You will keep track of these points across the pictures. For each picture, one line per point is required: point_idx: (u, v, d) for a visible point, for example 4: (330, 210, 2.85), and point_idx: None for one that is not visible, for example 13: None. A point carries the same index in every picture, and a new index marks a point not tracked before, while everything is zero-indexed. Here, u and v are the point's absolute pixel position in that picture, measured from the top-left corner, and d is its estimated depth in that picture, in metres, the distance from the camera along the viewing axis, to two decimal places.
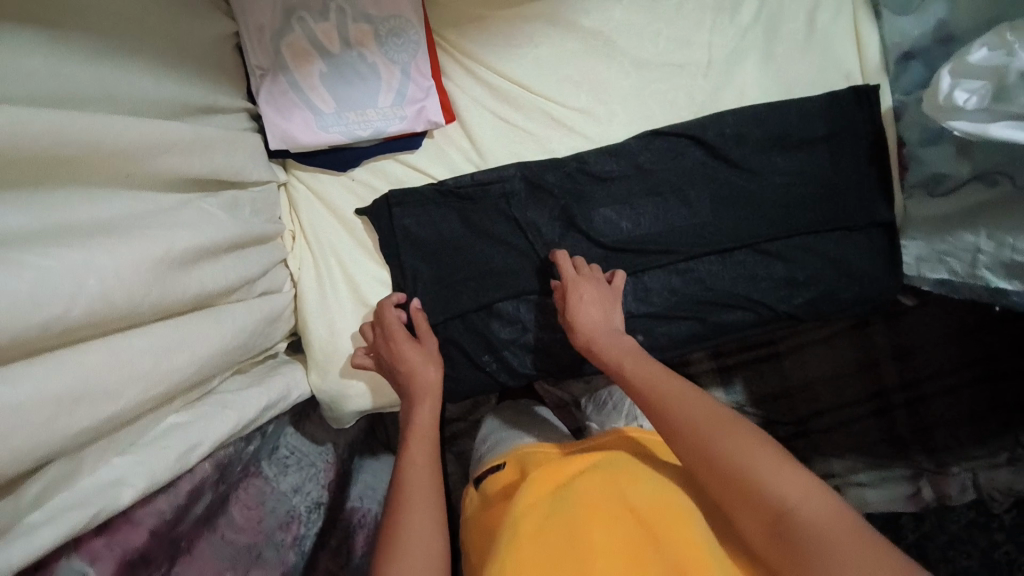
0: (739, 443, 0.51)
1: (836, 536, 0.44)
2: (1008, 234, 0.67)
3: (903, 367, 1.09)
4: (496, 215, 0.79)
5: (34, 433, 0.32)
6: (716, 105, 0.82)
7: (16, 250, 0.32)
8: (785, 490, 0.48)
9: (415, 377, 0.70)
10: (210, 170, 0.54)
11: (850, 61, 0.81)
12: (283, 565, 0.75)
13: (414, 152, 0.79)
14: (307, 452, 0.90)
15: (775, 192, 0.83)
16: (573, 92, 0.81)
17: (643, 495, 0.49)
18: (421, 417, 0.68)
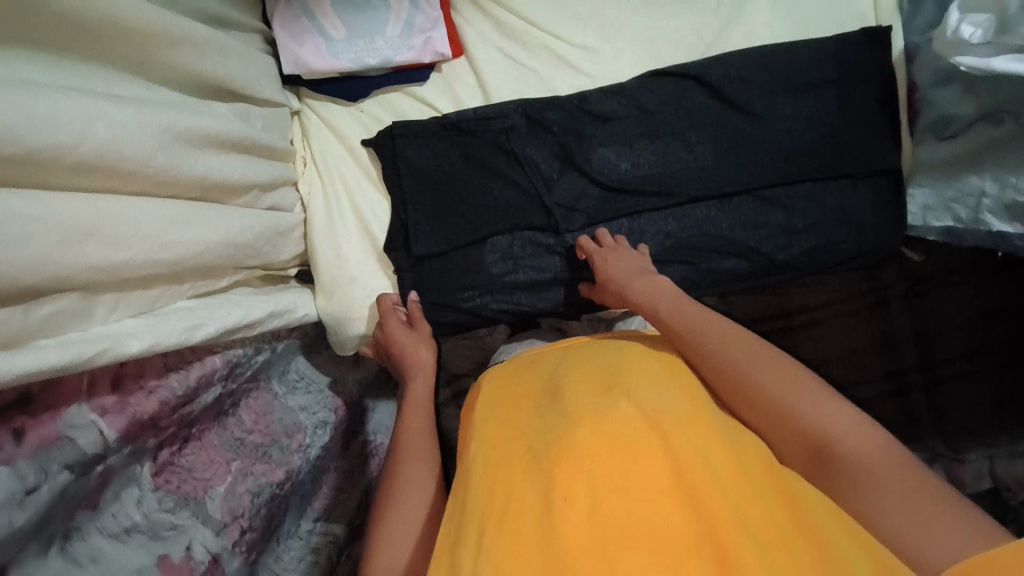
0: (777, 379, 0.57)
1: (877, 462, 0.50)
2: (1011, 173, 0.67)
3: None
4: (496, 151, 0.82)
5: (43, 250, 0.37)
6: (724, 46, 0.82)
7: (41, 86, 0.37)
8: (829, 423, 0.53)
9: (408, 360, 0.82)
10: (219, 74, 0.59)
11: (864, 4, 0.81)
12: (288, 467, 0.79)
13: (423, 84, 0.82)
14: (317, 378, 0.95)
15: (780, 137, 0.83)
16: (580, 30, 0.82)
17: (647, 411, 0.51)
18: (415, 393, 0.80)
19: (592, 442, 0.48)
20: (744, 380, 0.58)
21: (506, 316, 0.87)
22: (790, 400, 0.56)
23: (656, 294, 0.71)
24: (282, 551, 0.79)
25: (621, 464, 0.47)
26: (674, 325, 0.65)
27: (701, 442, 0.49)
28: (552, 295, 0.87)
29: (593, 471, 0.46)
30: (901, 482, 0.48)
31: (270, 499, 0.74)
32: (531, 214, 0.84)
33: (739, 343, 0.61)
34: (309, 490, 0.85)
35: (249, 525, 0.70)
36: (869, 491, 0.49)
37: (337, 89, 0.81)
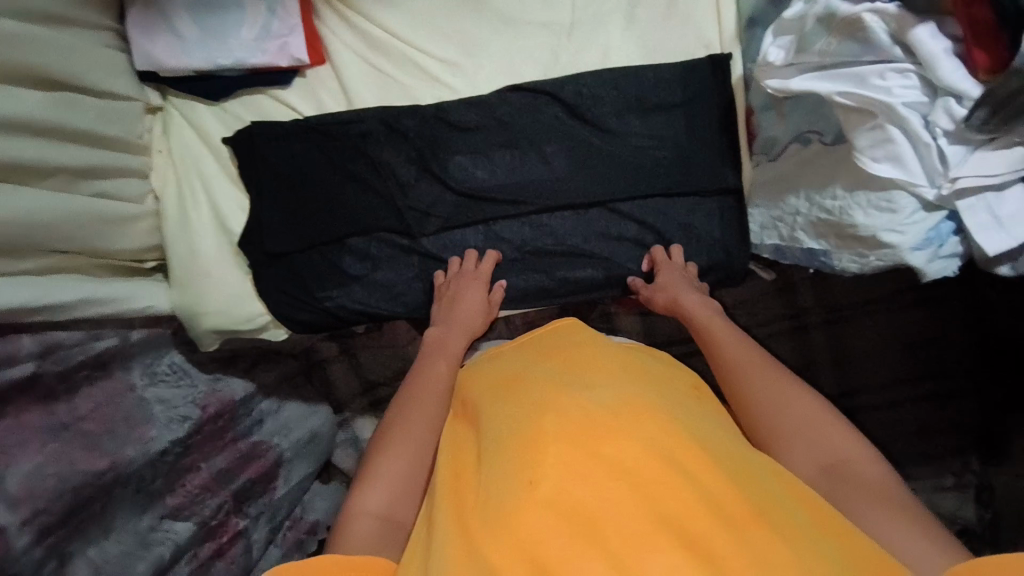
0: (797, 397, 0.67)
1: (870, 480, 0.60)
2: (816, 192, 0.65)
3: (840, 375, 1.11)
4: (355, 154, 0.84)
5: None
6: (580, 63, 0.85)
7: None
8: (834, 444, 0.63)
9: (456, 315, 0.83)
10: (34, 65, 0.65)
11: (710, 29, 0.83)
12: (116, 458, 0.78)
13: (287, 89, 0.84)
14: (191, 373, 0.95)
15: (633, 154, 0.85)
16: (441, 42, 0.84)
17: (611, 418, 0.58)
18: (455, 342, 0.81)
19: (564, 432, 0.56)
20: (771, 395, 0.68)
21: (360, 317, 0.88)
22: (800, 417, 0.65)
23: (700, 307, 0.80)
24: (107, 543, 0.76)
25: (590, 448, 0.55)
26: (712, 345, 0.76)
27: (661, 429, 0.57)
28: (406, 296, 0.88)
29: (560, 454, 0.54)
30: (883, 495, 0.58)
31: (80, 487, 0.73)
32: (387, 219, 0.85)
33: (766, 363, 0.71)
34: (157, 485, 0.84)
35: (41, 509, 0.68)
36: (862, 502, 0.58)
37: (198, 89, 0.82)
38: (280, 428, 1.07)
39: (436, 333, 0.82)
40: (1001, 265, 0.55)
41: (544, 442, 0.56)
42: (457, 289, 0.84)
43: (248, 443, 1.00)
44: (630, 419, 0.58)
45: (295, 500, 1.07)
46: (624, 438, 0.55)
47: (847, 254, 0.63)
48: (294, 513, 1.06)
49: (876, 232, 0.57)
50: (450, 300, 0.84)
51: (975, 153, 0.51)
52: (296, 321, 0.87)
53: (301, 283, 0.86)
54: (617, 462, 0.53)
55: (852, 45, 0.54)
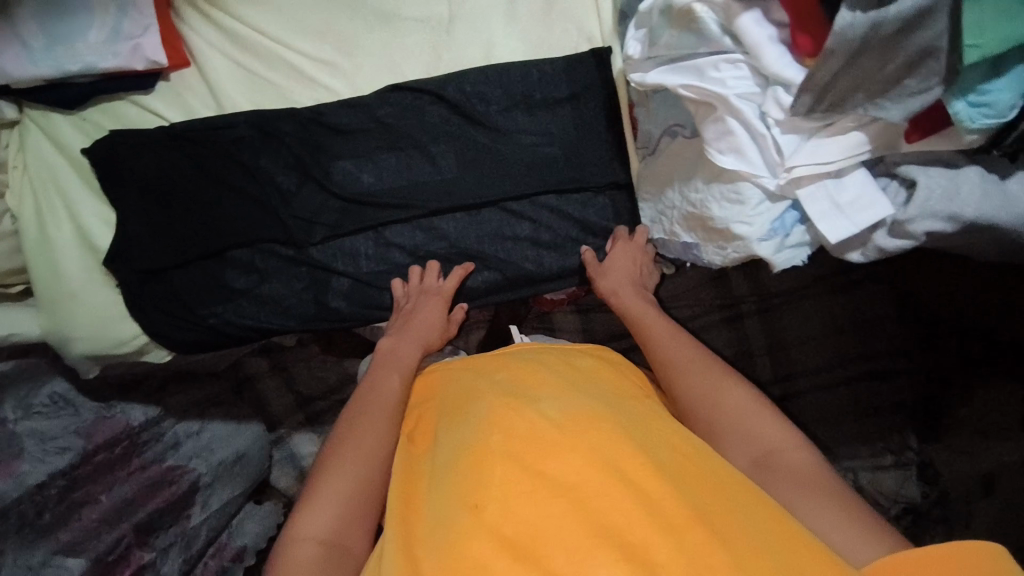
0: (731, 394, 0.65)
1: (807, 476, 0.57)
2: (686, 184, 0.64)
3: (777, 360, 1.05)
4: (230, 162, 0.80)
5: None
6: (462, 60, 0.83)
7: None
8: (770, 440, 0.61)
9: (416, 327, 0.80)
10: None
11: (591, 24, 0.83)
12: None
13: (150, 94, 0.80)
14: (78, 404, 0.92)
15: (522, 152, 0.83)
16: (316, 42, 0.81)
17: (556, 428, 0.56)
18: (408, 352, 0.78)
19: (511, 449, 0.55)
20: (710, 389, 0.66)
21: (246, 332, 0.81)
22: (734, 409, 0.64)
23: (639, 307, 0.78)
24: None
25: (536, 465, 0.53)
26: (654, 340, 0.73)
27: (610, 437, 0.55)
28: (293, 307, 0.82)
29: (505, 474, 0.53)
30: (822, 488, 0.56)
31: None
32: (266, 229, 0.81)
33: (704, 358, 0.70)
34: (45, 520, 0.82)
35: None
36: (803, 499, 0.56)
37: (51, 98, 0.77)
38: (199, 450, 0.97)
39: (390, 343, 0.79)
40: (851, 251, 0.54)
41: (488, 461, 0.55)
42: (416, 302, 0.81)
43: (161, 467, 0.93)
44: (582, 428, 0.56)
45: (221, 526, 0.95)
46: (572, 450, 0.54)
47: (712, 247, 0.62)
48: (219, 540, 0.94)
49: (728, 224, 0.57)
50: (410, 316, 0.81)
51: (809, 141, 0.50)
52: (176, 342, 0.81)
53: (178, 299, 0.80)
54: (565, 477, 0.52)
55: (688, 37, 0.54)
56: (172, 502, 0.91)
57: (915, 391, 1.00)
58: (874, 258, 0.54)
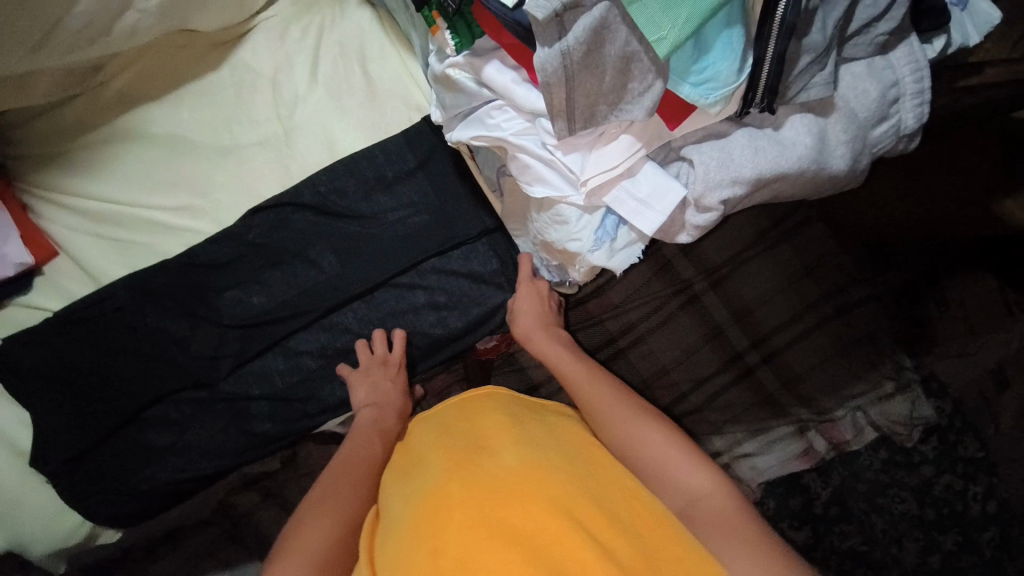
0: (662, 437, 0.67)
1: (730, 519, 0.58)
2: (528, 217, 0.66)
3: (747, 327, 0.93)
4: (119, 330, 0.82)
5: None
6: (309, 164, 0.87)
7: None
8: (697, 483, 0.62)
9: (384, 399, 0.82)
10: None
11: (416, 95, 0.88)
12: None
13: (30, 291, 0.83)
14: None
15: (392, 228, 0.85)
16: (171, 194, 0.85)
17: (512, 479, 0.59)
18: (390, 421, 0.80)
19: (470, 501, 0.57)
20: (638, 440, 0.67)
21: (185, 485, 0.82)
22: (656, 461, 0.65)
23: (556, 346, 0.80)
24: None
25: (494, 517, 0.55)
26: (583, 391, 0.75)
27: (565, 490, 0.58)
28: (222, 445, 0.83)
29: (463, 523, 0.55)
30: (742, 529, 0.57)
31: None
32: (171, 381, 0.82)
33: (632, 405, 0.71)
34: None
35: None
36: (723, 540, 0.56)
37: None
38: None
39: (367, 416, 0.79)
40: (678, 233, 0.56)
41: (448, 514, 0.56)
42: (369, 376, 0.82)
43: None
44: (535, 479, 0.59)
45: None
46: (528, 501, 0.57)
47: (568, 267, 0.64)
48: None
49: (563, 244, 0.59)
50: (366, 387, 0.82)
51: (591, 153, 0.53)
52: (120, 514, 0.81)
53: (106, 476, 0.81)
54: (518, 527, 0.54)
55: (460, 95, 0.58)
56: None
57: (883, 312, 0.98)
58: (699, 235, 0.56)
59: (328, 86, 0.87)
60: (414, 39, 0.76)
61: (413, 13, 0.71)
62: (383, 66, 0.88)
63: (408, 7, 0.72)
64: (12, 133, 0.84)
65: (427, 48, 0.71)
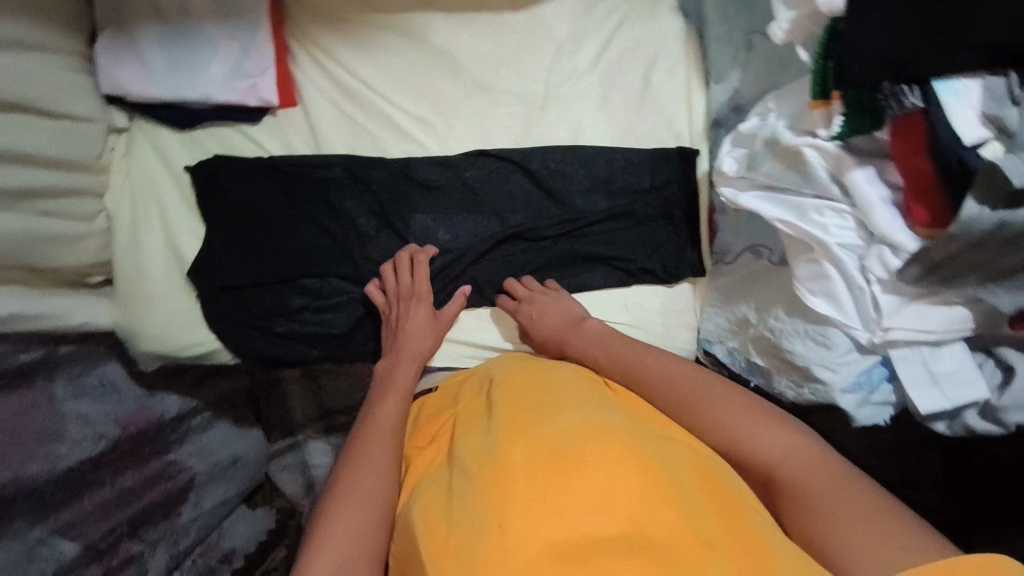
0: (724, 408, 0.62)
1: (821, 484, 0.55)
2: (769, 313, 0.63)
3: None
4: (317, 199, 0.85)
5: None
6: (550, 138, 0.85)
7: None
8: (774, 451, 0.59)
9: (410, 339, 0.78)
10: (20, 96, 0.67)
11: (682, 121, 0.82)
12: None
13: (256, 125, 0.86)
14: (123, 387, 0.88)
15: (593, 232, 0.84)
16: (415, 102, 0.85)
17: (571, 447, 0.55)
18: (404, 375, 0.76)
19: (533, 470, 0.53)
20: (692, 402, 0.64)
21: (305, 359, 0.87)
22: (727, 438, 0.61)
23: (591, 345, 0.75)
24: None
25: (557, 486, 0.51)
26: (616, 361, 0.72)
27: (633, 458, 0.54)
28: (362, 340, 0.87)
29: (529, 495, 0.51)
30: (842, 488, 0.54)
31: None
32: (339, 264, 0.85)
33: (682, 382, 0.66)
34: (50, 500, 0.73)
35: None
36: (815, 506, 0.54)
37: (163, 115, 0.83)
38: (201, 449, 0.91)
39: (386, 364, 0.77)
40: (939, 421, 0.52)
41: (505, 477, 0.53)
42: (409, 315, 0.79)
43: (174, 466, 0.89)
44: (596, 446, 0.55)
45: (211, 526, 0.88)
46: (594, 470, 0.52)
47: (784, 379, 0.61)
48: (209, 539, 0.87)
49: (809, 365, 0.56)
50: (398, 326, 0.79)
51: (910, 305, 0.51)
52: (243, 352, 0.86)
53: (245, 316, 0.85)
54: (587, 498, 0.50)
55: (793, 174, 0.55)
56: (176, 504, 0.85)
57: None
58: (960, 433, 0.52)
59: (606, 74, 0.82)
60: (733, 81, 0.70)
61: (760, 65, 0.65)
62: (666, 79, 0.81)
63: (755, 51, 0.66)
64: None
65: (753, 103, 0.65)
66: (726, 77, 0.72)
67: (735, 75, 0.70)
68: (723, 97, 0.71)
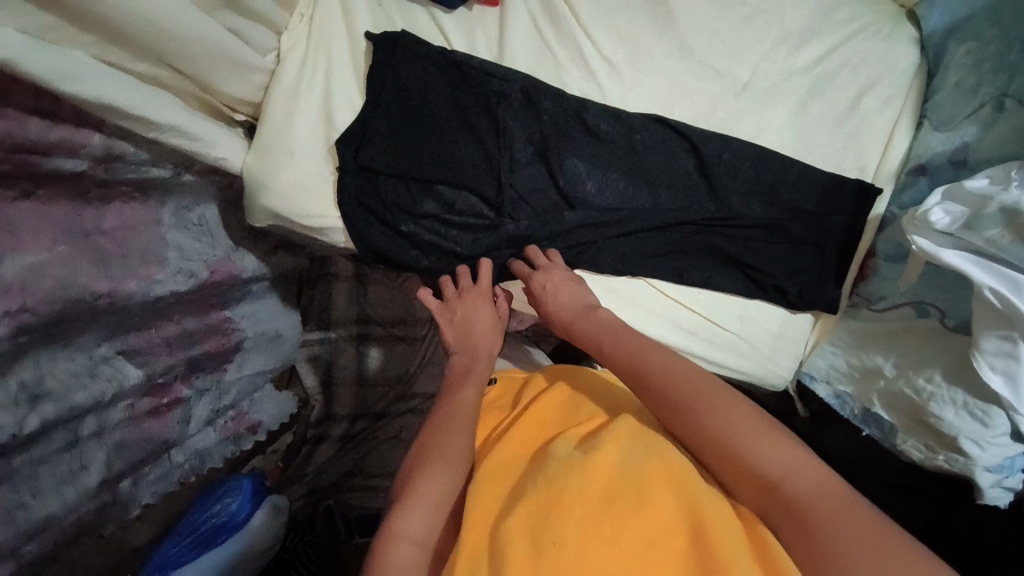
0: (720, 416, 0.56)
1: (823, 505, 0.48)
2: (917, 373, 0.64)
3: None
4: (481, 108, 0.80)
5: None
6: (732, 128, 0.81)
7: None
8: (773, 464, 0.52)
9: (482, 340, 0.76)
10: None
11: (870, 157, 0.80)
12: (72, 289, 0.66)
13: (448, 14, 0.81)
14: (215, 233, 0.92)
15: (745, 235, 0.81)
16: (614, 44, 0.81)
17: (587, 482, 0.52)
18: (482, 368, 0.74)
19: (589, 499, 0.51)
20: (685, 410, 0.58)
21: (419, 270, 0.82)
22: (726, 449, 0.54)
23: (597, 332, 0.70)
24: (60, 358, 0.69)
25: (612, 524, 0.49)
26: (615, 351, 0.66)
27: (682, 499, 0.51)
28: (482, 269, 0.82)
29: (583, 525, 0.49)
30: (844, 509, 0.47)
31: (72, 301, 0.67)
32: (482, 183, 0.80)
33: (674, 386, 0.59)
34: (132, 319, 0.79)
35: (29, 307, 0.62)
36: (818, 531, 0.47)
37: None
38: (250, 315, 1.03)
39: (459, 360, 0.75)
40: None
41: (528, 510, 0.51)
42: (475, 317, 0.77)
43: (223, 317, 0.96)
44: (616, 484, 0.52)
45: (247, 390, 1.07)
46: (646, 510, 0.50)
47: (913, 440, 0.65)
48: (241, 406, 1.07)
49: (958, 435, 0.60)
50: (462, 321, 0.77)
51: None
52: (361, 244, 0.80)
53: (373, 210, 0.80)
54: (637, 538, 0.48)
55: (1022, 248, 0.55)
56: (219, 350, 0.96)
57: None
58: None
59: (818, 81, 0.80)
60: (966, 136, 0.70)
61: (1007, 129, 0.66)
62: (877, 108, 0.79)
63: (1005, 115, 0.67)
64: None
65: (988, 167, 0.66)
66: (958, 128, 0.71)
67: (971, 129, 0.70)
68: (946, 146, 0.71)
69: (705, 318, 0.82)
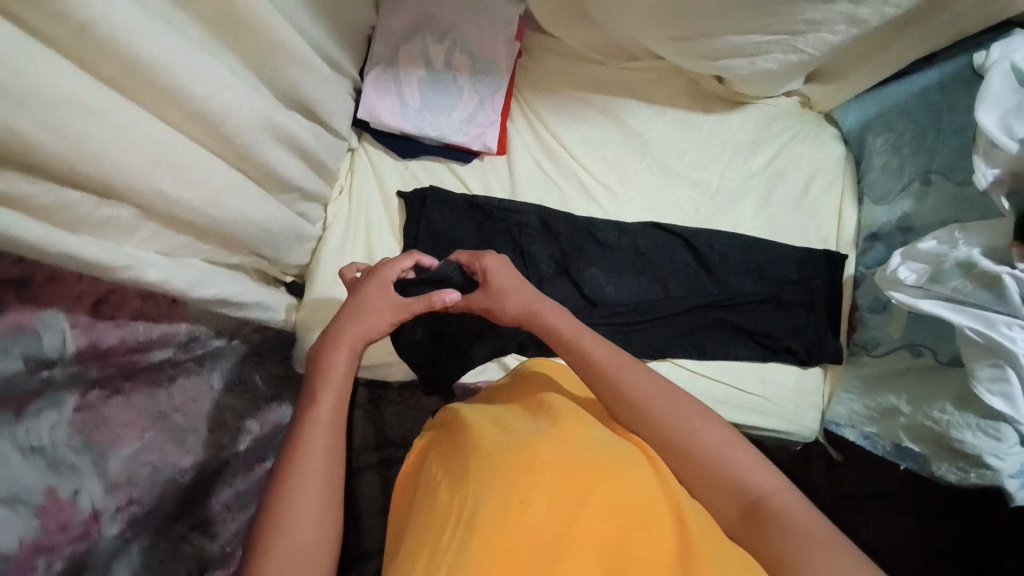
0: (714, 435, 0.63)
1: (802, 524, 0.56)
2: (931, 407, 0.76)
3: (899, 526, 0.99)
4: (507, 239, 0.92)
5: (184, 195, 0.51)
6: (715, 223, 0.97)
7: (211, 61, 0.49)
8: (758, 486, 0.60)
9: (364, 319, 0.71)
10: (324, 107, 0.72)
11: (829, 230, 0.97)
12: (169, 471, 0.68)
13: (464, 165, 0.94)
14: (261, 382, 0.90)
15: (746, 307, 0.94)
16: (605, 171, 0.97)
17: (558, 454, 0.60)
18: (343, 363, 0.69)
19: (558, 465, 0.59)
20: (680, 426, 0.64)
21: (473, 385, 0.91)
22: (717, 465, 0.62)
23: (577, 334, 0.71)
24: (145, 553, 0.66)
25: (579, 489, 0.57)
26: (604, 370, 0.68)
27: (662, 486, 0.59)
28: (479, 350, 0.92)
29: (550, 489, 0.57)
30: (822, 529, 0.56)
31: (166, 483, 0.68)
32: None
33: (671, 399, 0.66)
34: (202, 492, 0.75)
35: (136, 498, 0.63)
36: (801, 546, 0.55)
37: (393, 144, 0.92)
38: None
39: (343, 339, 0.70)
40: None
41: (533, 469, 0.58)
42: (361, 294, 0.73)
43: None
44: (577, 458, 0.59)
45: None
46: (619, 486, 0.58)
47: (946, 464, 0.76)
48: None
49: (982, 453, 0.70)
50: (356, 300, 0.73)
51: None
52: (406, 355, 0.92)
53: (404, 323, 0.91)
54: (602, 502, 0.57)
55: (981, 292, 0.69)
56: None
57: None
58: None
59: (772, 177, 0.98)
60: (904, 206, 0.87)
61: (940, 198, 0.82)
62: (824, 192, 0.97)
63: (934, 187, 0.83)
64: (536, 56, 0.97)
65: (933, 227, 0.82)
66: (895, 202, 0.88)
67: (906, 202, 0.87)
68: (889, 217, 0.89)
69: (731, 386, 0.92)
